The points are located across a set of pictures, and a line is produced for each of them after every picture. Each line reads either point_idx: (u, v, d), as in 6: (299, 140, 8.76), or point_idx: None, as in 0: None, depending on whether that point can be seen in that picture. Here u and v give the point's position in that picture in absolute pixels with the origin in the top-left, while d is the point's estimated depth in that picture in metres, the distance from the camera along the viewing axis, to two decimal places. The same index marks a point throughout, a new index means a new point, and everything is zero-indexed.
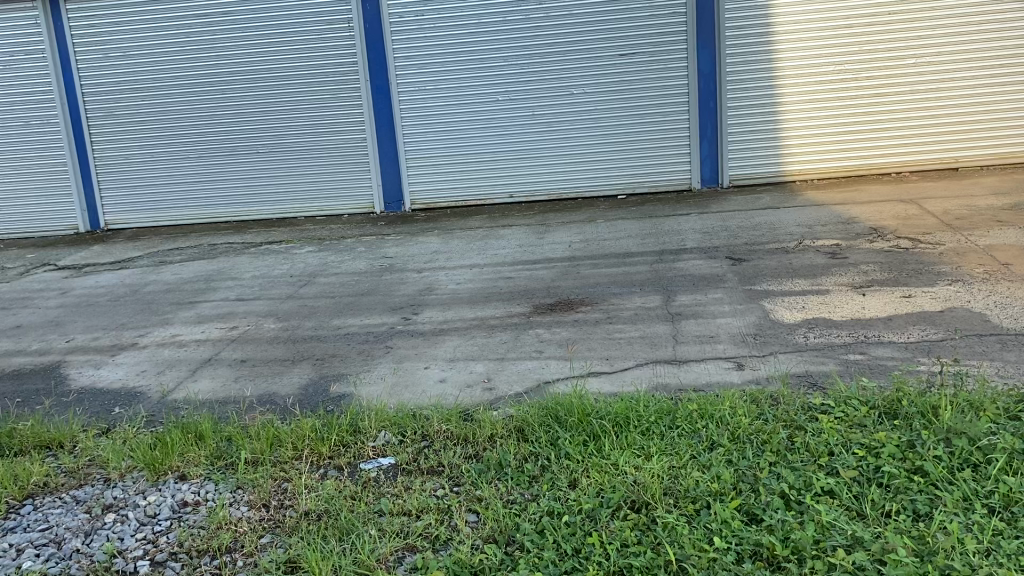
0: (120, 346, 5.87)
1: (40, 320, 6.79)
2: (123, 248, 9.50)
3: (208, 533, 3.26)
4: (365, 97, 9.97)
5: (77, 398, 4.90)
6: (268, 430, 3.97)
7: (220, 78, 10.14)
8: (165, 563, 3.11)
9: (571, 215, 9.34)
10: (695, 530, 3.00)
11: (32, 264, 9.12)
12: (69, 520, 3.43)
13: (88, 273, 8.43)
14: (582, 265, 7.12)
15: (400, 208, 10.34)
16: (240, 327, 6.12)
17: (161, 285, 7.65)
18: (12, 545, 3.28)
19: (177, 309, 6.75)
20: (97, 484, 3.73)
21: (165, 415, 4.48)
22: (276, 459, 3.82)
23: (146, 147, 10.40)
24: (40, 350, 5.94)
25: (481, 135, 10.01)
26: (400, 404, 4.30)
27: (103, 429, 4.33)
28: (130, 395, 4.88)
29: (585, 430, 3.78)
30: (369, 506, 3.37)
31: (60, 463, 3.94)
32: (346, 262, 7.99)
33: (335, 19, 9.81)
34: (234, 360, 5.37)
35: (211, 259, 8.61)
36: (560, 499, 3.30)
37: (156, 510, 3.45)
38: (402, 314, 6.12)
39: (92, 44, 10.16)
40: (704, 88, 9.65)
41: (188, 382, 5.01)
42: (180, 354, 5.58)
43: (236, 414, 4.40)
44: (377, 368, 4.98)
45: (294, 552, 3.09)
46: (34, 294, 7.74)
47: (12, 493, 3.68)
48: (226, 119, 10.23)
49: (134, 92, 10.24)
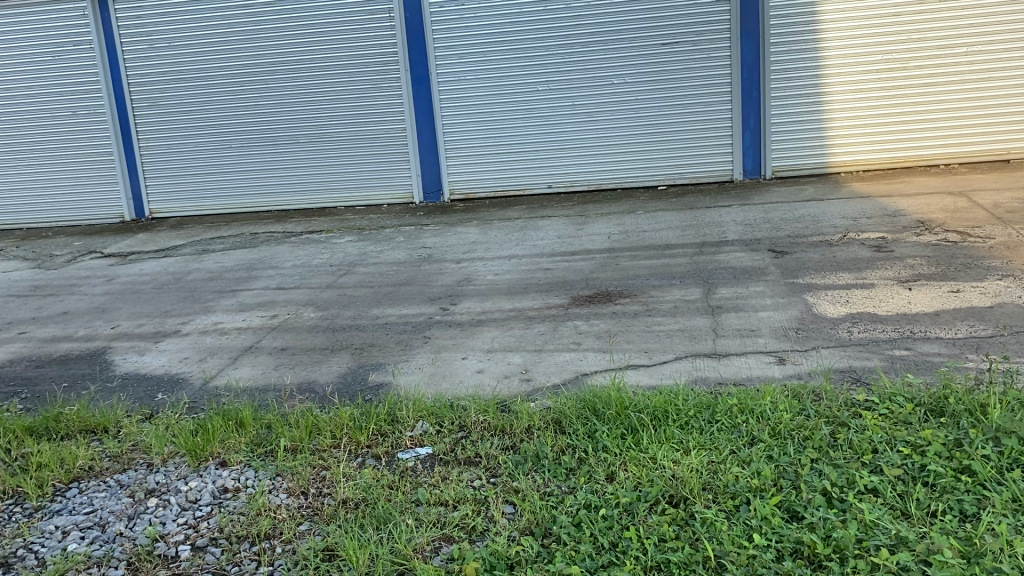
0: (163, 334, 5.96)
1: (86, 307, 6.92)
2: (167, 237, 9.63)
3: (248, 519, 3.30)
4: (405, 88, 9.99)
5: (121, 383, 4.99)
6: (308, 418, 4.01)
7: (263, 70, 10.21)
8: (205, 548, 3.15)
9: (610, 206, 9.27)
10: (734, 527, 2.96)
11: (78, 252, 9.30)
12: (113, 503, 3.48)
13: (132, 261, 8.58)
14: (621, 257, 7.08)
15: (439, 199, 10.36)
16: (280, 315, 6.17)
17: (204, 273, 7.75)
18: (57, 527, 3.34)
19: (218, 298, 6.83)
20: (140, 469, 3.79)
21: (206, 402, 4.55)
22: (314, 448, 3.85)
23: (190, 136, 10.53)
24: (86, 336, 6.06)
25: (520, 126, 9.99)
26: (438, 395, 4.30)
27: (146, 415, 4.40)
28: (173, 381, 4.96)
29: (623, 423, 3.76)
30: (406, 496, 3.39)
31: (105, 447, 4.01)
32: (385, 252, 8.02)
33: (377, 10, 9.84)
34: (275, 348, 5.43)
35: (253, 247, 8.71)
36: (598, 492, 3.28)
37: (198, 496, 3.50)
38: (440, 304, 6.12)
39: (137, 36, 10.27)
40: (748, 79, 9.50)
41: (229, 369, 5.08)
42: (222, 342, 5.65)
43: (276, 402, 4.44)
44: (416, 358, 4.99)
45: (332, 540, 3.10)
46: (80, 281, 7.89)
47: (59, 476, 3.74)
48: (268, 110, 10.30)
49: (179, 83, 10.36)
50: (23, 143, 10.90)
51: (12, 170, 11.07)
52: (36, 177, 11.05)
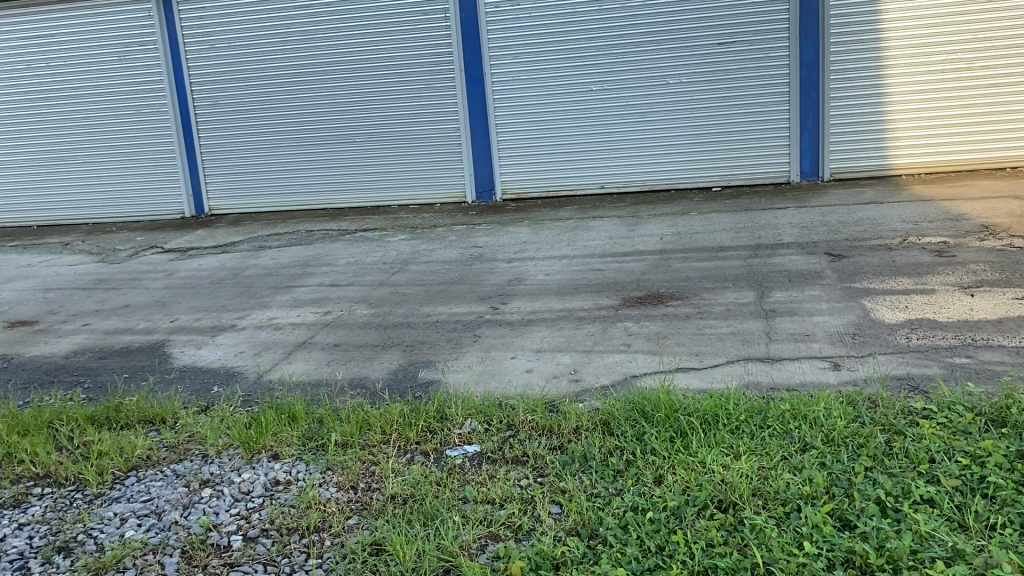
0: (220, 328, 6.09)
1: (147, 300, 7.11)
2: (226, 233, 9.83)
3: (298, 512, 3.35)
4: (460, 88, 10.04)
5: (179, 375, 5.12)
6: (358, 413, 4.06)
7: (319, 69, 10.35)
8: (257, 539, 3.21)
9: (664, 207, 9.20)
10: (785, 533, 2.91)
11: (141, 247, 9.55)
12: (169, 492, 3.57)
13: (191, 256, 8.77)
14: (673, 258, 7.01)
15: (491, 199, 10.40)
16: (333, 312, 6.25)
17: (261, 269, 7.90)
18: (116, 514, 3.43)
19: (274, 294, 6.95)
20: (195, 459, 3.88)
21: (260, 395, 4.64)
22: (364, 443, 3.90)
23: (247, 135, 10.71)
24: (146, 329, 6.22)
25: (573, 126, 9.97)
26: (487, 393, 4.32)
27: (202, 407, 4.50)
28: (229, 374, 5.07)
29: (672, 426, 3.72)
30: (454, 493, 3.41)
31: (162, 437, 4.11)
32: (437, 251, 8.08)
33: (432, 10, 9.91)
34: (328, 344, 5.50)
35: (308, 244, 8.84)
36: (646, 495, 3.25)
37: (250, 487, 3.57)
38: (490, 303, 6.15)
39: (200, 36, 10.51)
40: (806, 79, 9.34)
41: (283, 364, 5.17)
42: (277, 337, 5.75)
43: (328, 396, 4.51)
44: (465, 356, 5.02)
45: (380, 534, 3.14)
46: (142, 275, 8.10)
47: (118, 464, 3.84)
48: (324, 109, 10.44)
49: (239, 82, 10.56)
50: (86, 140, 11.18)
51: (76, 167, 11.35)
52: (99, 174, 11.32)
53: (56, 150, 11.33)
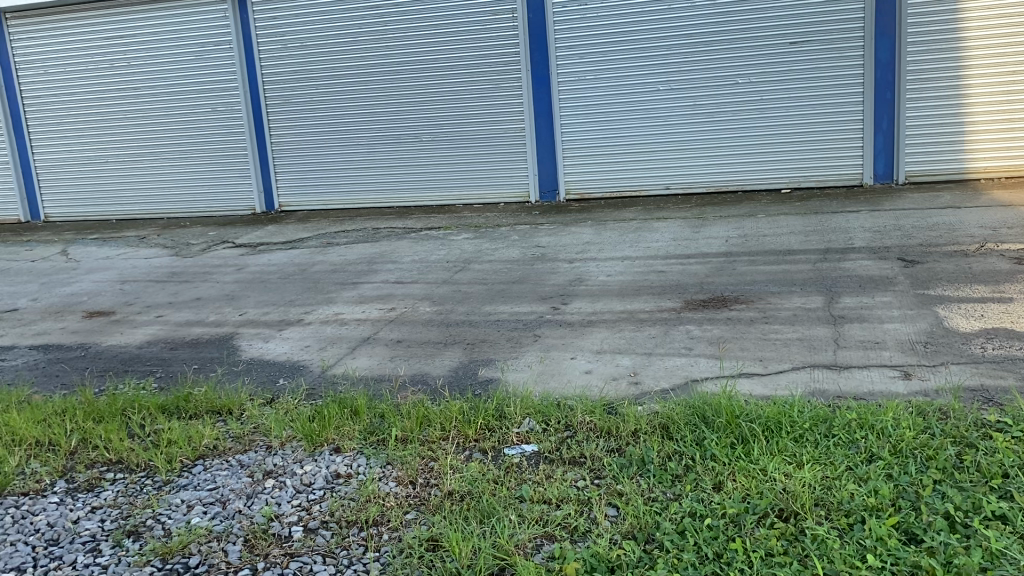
0: (287, 322, 6.22)
1: (217, 294, 7.30)
2: (295, 230, 10.02)
3: (358, 505, 3.41)
4: (526, 87, 10.06)
5: (246, 367, 5.25)
6: (419, 409, 4.10)
7: (389, 69, 10.44)
8: (317, 530, 3.27)
9: (731, 209, 9.06)
10: (847, 545, 2.84)
11: (213, 242, 9.80)
12: (234, 482, 3.66)
13: (261, 252, 8.97)
14: (739, 261, 6.91)
15: (555, 199, 10.38)
16: (396, 308, 6.33)
17: (327, 265, 8.03)
18: (183, 501, 3.53)
19: (339, 290, 7.07)
20: (260, 450, 3.97)
21: (324, 389, 4.73)
22: (424, 438, 3.93)
23: (315, 134, 10.86)
24: (216, 322, 6.39)
25: (639, 126, 9.90)
26: (546, 393, 4.32)
27: (268, 399, 4.61)
28: (294, 367, 5.17)
29: (733, 432, 3.66)
30: (510, 492, 3.42)
31: (229, 428, 4.22)
32: (500, 250, 8.10)
33: (500, 10, 9.94)
34: (391, 340, 5.57)
35: (374, 242, 8.96)
36: (704, 500, 3.21)
37: (312, 479, 3.64)
38: (551, 303, 6.14)
39: (273, 35, 10.66)
40: (882, 79, 9.10)
41: (347, 359, 5.26)
42: (342, 332, 5.84)
43: (389, 392, 4.56)
44: (525, 355, 5.03)
45: (436, 530, 3.17)
46: (213, 269, 8.32)
47: (187, 453, 3.96)
48: (391, 108, 10.54)
49: (309, 82, 10.70)
50: (159, 139, 11.31)
51: (148, 166, 11.46)
52: (170, 173, 11.44)
53: (129, 150, 11.44)
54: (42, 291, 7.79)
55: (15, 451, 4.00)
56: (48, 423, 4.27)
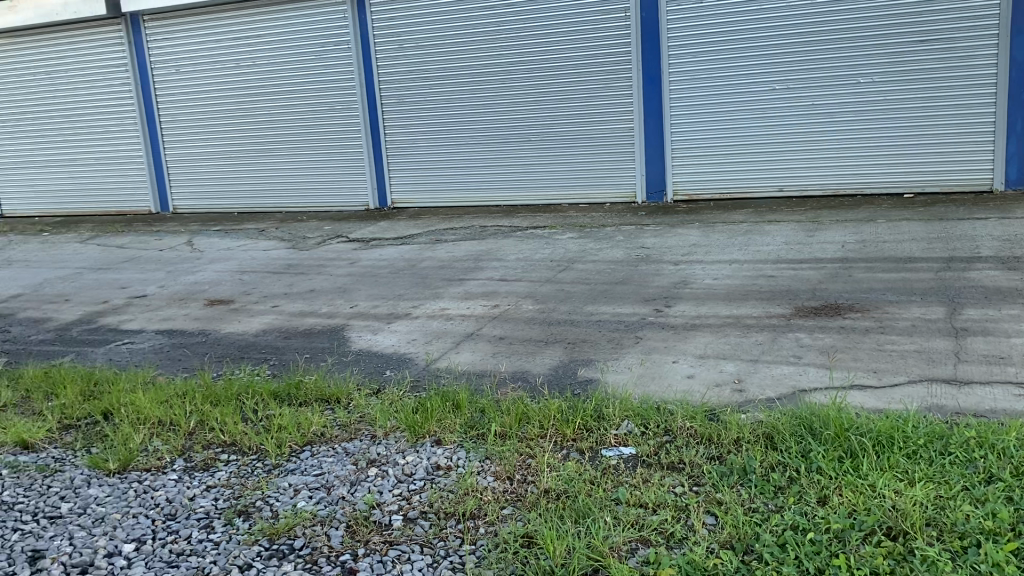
0: (394, 315, 6.38)
1: (330, 286, 7.55)
2: (405, 226, 10.26)
3: (456, 497, 3.47)
4: (637, 86, 9.97)
5: (354, 358, 5.42)
6: (518, 406, 4.14)
7: (500, 68, 10.55)
8: (416, 520, 3.34)
9: (848, 214, 8.73)
10: (959, 569, 2.71)
11: (328, 236, 10.14)
12: (339, 469, 3.79)
13: (372, 246, 9.22)
14: (854, 268, 6.66)
15: (662, 199, 10.25)
16: (500, 306, 6.39)
17: (435, 261, 8.19)
18: (291, 484, 3.67)
19: (446, 285, 7.19)
20: (364, 439, 4.09)
21: (427, 381, 4.83)
22: (522, 435, 3.96)
23: (427, 133, 11.05)
24: (328, 313, 6.61)
25: (752, 126, 9.67)
26: (647, 396, 4.29)
27: (374, 389, 4.74)
28: (400, 359, 5.31)
29: (841, 445, 3.54)
30: (607, 493, 3.40)
31: (337, 416, 4.36)
32: (605, 250, 8.07)
33: (614, 9, 9.89)
34: (494, 336, 5.64)
35: (481, 239, 9.07)
36: (807, 514, 3.12)
37: (413, 470, 3.73)
38: (656, 305, 6.08)
39: (389, 36, 10.91)
40: (1017, 80, 8.67)
41: (450, 353, 5.35)
42: (447, 327, 5.95)
43: (490, 388, 4.62)
44: (626, 357, 5.00)
45: (532, 527, 3.19)
46: (327, 262, 8.61)
47: (296, 438, 4.11)
48: (501, 107, 10.65)
49: (423, 81, 10.89)
50: (278, 136, 11.76)
51: (267, 162, 11.93)
52: (287, 169, 11.87)
53: (250, 146, 11.94)
54: (169, 279, 8.24)
55: (140, 429, 4.25)
56: (169, 403, 4.51)
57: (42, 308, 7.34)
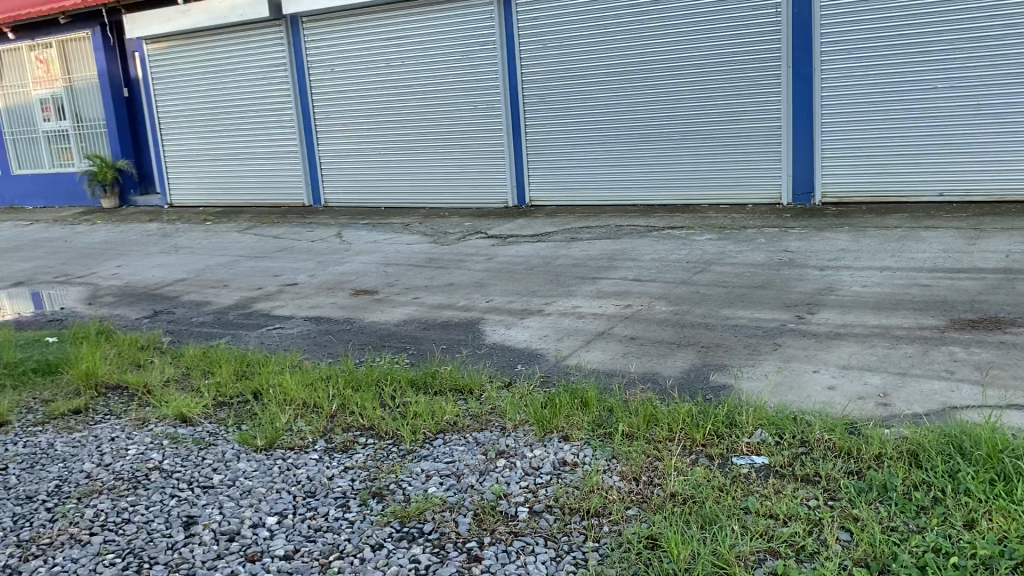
0: (528, 311, 6.46)
1: (467, 280, 7.72)
2: (543, 223, 10.34)
3: (582, 494, 3.48)
4: (786, 85, 9.65)
5: (488, 351, 5.52)
6: (648, 408, 4.11)
7: (632, 67, 10.48)
8: (541, 513, 3.38)
9: (1015, 221, 8.14)
10: None
11: (467, 231, 10.36)
12: (470, 458, 3.88)
13: (510, 243, 9.35)
14: (1019, 279, 6.20)
15: (809, 201, 9.85)
16: (634, 306, 6.35)
17: (571, 259, 8.22)
18: (423, 470, 3.79)
19: (580, 284, 7.21)
20: (494, 431, 4.17)
21: (558, 378, 4.87)
22: (651, 437, 3.93)
23: (567, 132, 11.04)
24: (465, 306, 6.77)
25: (909, 127, 9.21)
26: (783, 405, 4.16)
27: (506, 382, 4.83)
28: (532, 355, 5.37)
29: (994, 468, 3.31)
30: (736, 502, 3.33)
31: (469, 406, 4.47)
32: (745, 253, 7.86)
33: (764, 5, 9.60)
34: (626, 336, 5.61)
35: (617, 239, 9.03)
36: (951, 538, 2.95)
37: (540, 464, 3.77)
38: (796, 312, 5.88)
39: (534, 35, 11.00)
40: None
41: (582, 351, 5.37)
42: (579, 325, 5.97)
43: (620, 387, 4.61)
44: (762, 363, 4.86)
45: (656, 530, 3.16)
46: (466, 257, 8.81)
47: (429, 426, 4.23)
48: (631, 106, 10.60)
49: (565, 80, 10.91)
50: (422, 135, 12.13)
51: (412, 159, 12.31)
52: (430, 165, 12.19)
53: (397, 143, 12.36)
54: (318, 268, 8.66)
55: (286, 409, 4.50)
56: (313, 386, 4.75)
57: (204, 292, 7.87)
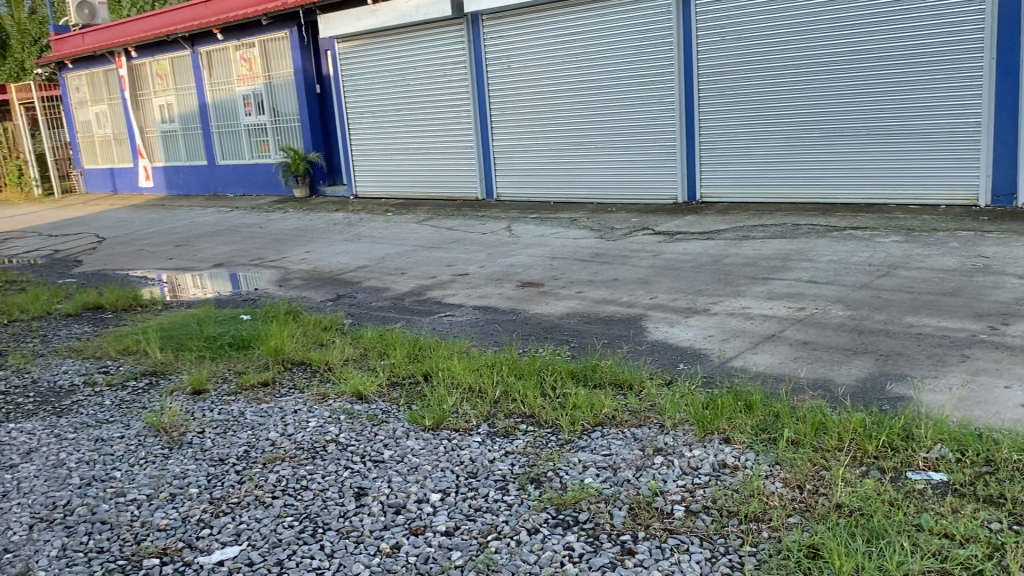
0: (694, 310, 6.36)
1: (633, 276, 7.69)
2: (714, 221, 10.12)
3: (741, 497, 3.42)
4: (989, 78, 8.94)
5: (650, 348, 5.50)
6: (815, 415, 3.96)
7: (794, 62, 10.18)
8: (698, 513, 3.35)
9: None
10: None
11: (635, 227, 10.31)
12: (628, 452, 3.89)
13: (678, 240, 9.23)
14: None
15: (1011, 203, 9.05)
16: (806, 309, 6.12)
17: (741, 259, 8.01)
18: (581, 461, 3.83)
19: (750, 284, 7.02)
20: (653, 428, 4.16)
21: (721, 379, 4.78)
22: (818, 445, 3.79)
23: (745, 127, 10.70)
24: (629, 302, 6.76)
25: None
26: (966, 421, 3.89)
27: (667, 380, 4.79)
28: (695, 354, 5.29)
29: None
30: (908, 518, 3.16)
31: (629, 402, 4.47)
32: (934, 257, 7.37)
33: None
34: (796, 340, 5.42)
35: (792, 238, 8.70)
36: None
37: (699, 464, 3.73)
38: (989, 322, 5.46)
39: (712, 28, 10.69)
40: None
41: (748, 353, 5.24)
42: (747, 326, 5.82)
43: (786, 393, 4.46)
44: (946, 376, 4.56)
45: (819, 539, 3.05)
46: (633, 253, 8.77)
47: (588, 419, 4.27)
48: (785, 101, 10.34)
49: (744, 73, 10.56)
50: (594, 130, 12.16)
51: (583, 153, 12.36)
52: (601, 161, 12.20)
53: (569, 138, 12.45)
54: (488, 260, 8.89)
55: (452, 393, 4.68)
56: (478, 373, 4.91)
57: (381, 279, 8.28)
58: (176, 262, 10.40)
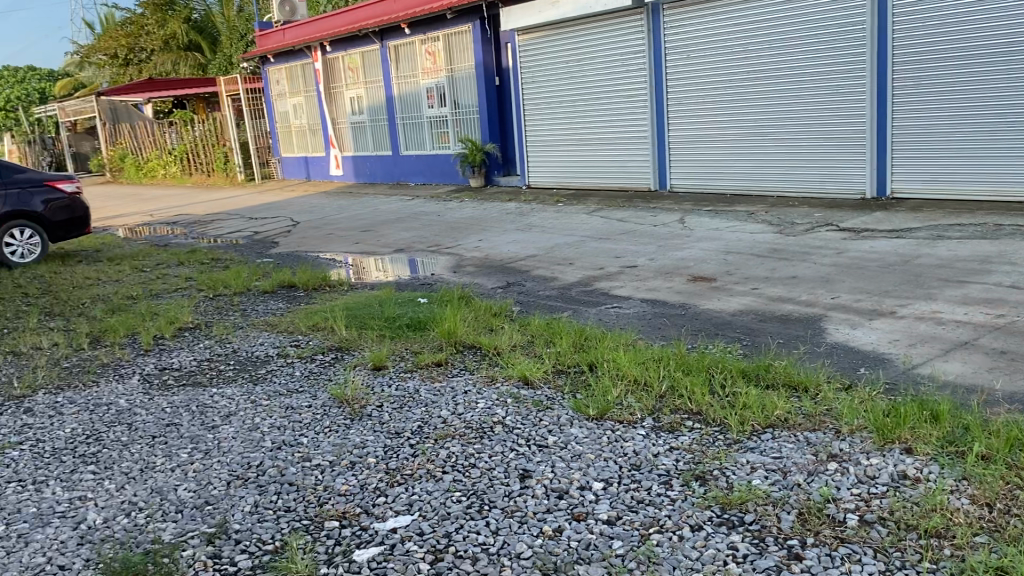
0: (879, 312, 6.03)
1: (813, 274, 7.38)
2: (904, 218, 9.52)
3: (921, 511, 3.23)
4: None
5: (828, 350, 5.27)
6: (1011, 431, 3.67)
7: (997, 50, 9.39)
8: (873, 524, 3.20)
9: None
10: None
11: (817, 223, 9.87)
12: (799, 456, 3.76)
13: (864, 237, 8.76)
14: None
15: None
16: (1007, 316, 5.66)
17: (933, 260, 7.50)
18: (748, 461, 3.75)
19: (943, 287, 6.56)
20: (828, 433, 4.00)
21: (905, 387, 4.52)
22: (1012, 462, 3.51)
23: (943, 119, 9.93)
24: (807, 302, 6.49)
25: None
26: None
27: (845, 384, 4.59)
28: (878, 359, 5.03)
29: None
30: None
31: (803, 405, 4.32)
32: None
33: None
34: (993, 349, 5.03)
35: (994, 239, 8.05)
36: None
37: (877, 473, 3.56)
38: None
39: (912, 12, 9.98)
40: None
41: (937, 360, 4.92)
42: (937, 332, 5.46)
43: (980, 405, 4.16)
44: None
45: (1007, 562, 2.84)
46: (814, 250, 8.41)
47: (758, 419, 4.16)
48: (976, 92, 9.62)
49: (946, 61, 9.79)
50: (782, 119, 11.61)
51: (762, 145, 11.92)
52: (782, 153, 11.73)
53: (749, 129, 12.04)
54: (660, 253, 8.80)
55: (618, 384, 4.70)
56: (645, 366, 4.89)
57: (552, 268, 8.39)
58: (360, 245, 10.99)
